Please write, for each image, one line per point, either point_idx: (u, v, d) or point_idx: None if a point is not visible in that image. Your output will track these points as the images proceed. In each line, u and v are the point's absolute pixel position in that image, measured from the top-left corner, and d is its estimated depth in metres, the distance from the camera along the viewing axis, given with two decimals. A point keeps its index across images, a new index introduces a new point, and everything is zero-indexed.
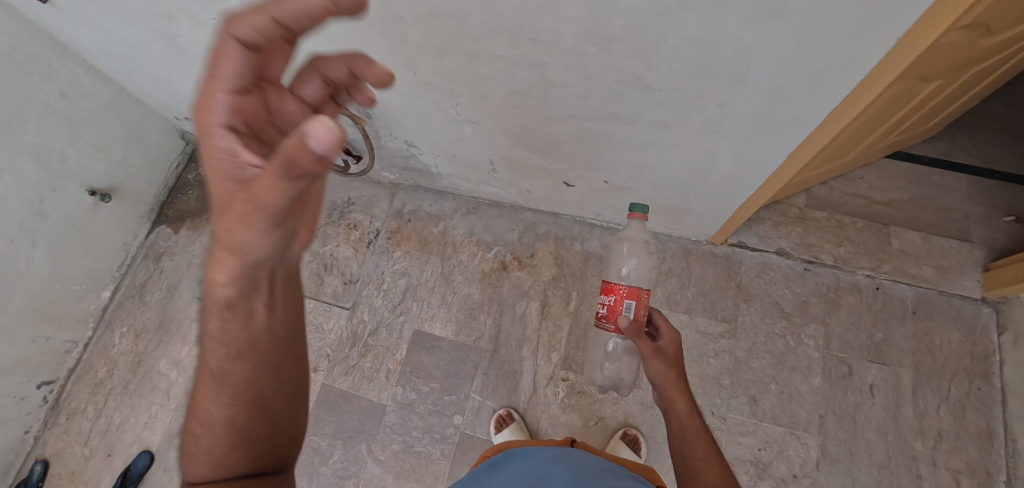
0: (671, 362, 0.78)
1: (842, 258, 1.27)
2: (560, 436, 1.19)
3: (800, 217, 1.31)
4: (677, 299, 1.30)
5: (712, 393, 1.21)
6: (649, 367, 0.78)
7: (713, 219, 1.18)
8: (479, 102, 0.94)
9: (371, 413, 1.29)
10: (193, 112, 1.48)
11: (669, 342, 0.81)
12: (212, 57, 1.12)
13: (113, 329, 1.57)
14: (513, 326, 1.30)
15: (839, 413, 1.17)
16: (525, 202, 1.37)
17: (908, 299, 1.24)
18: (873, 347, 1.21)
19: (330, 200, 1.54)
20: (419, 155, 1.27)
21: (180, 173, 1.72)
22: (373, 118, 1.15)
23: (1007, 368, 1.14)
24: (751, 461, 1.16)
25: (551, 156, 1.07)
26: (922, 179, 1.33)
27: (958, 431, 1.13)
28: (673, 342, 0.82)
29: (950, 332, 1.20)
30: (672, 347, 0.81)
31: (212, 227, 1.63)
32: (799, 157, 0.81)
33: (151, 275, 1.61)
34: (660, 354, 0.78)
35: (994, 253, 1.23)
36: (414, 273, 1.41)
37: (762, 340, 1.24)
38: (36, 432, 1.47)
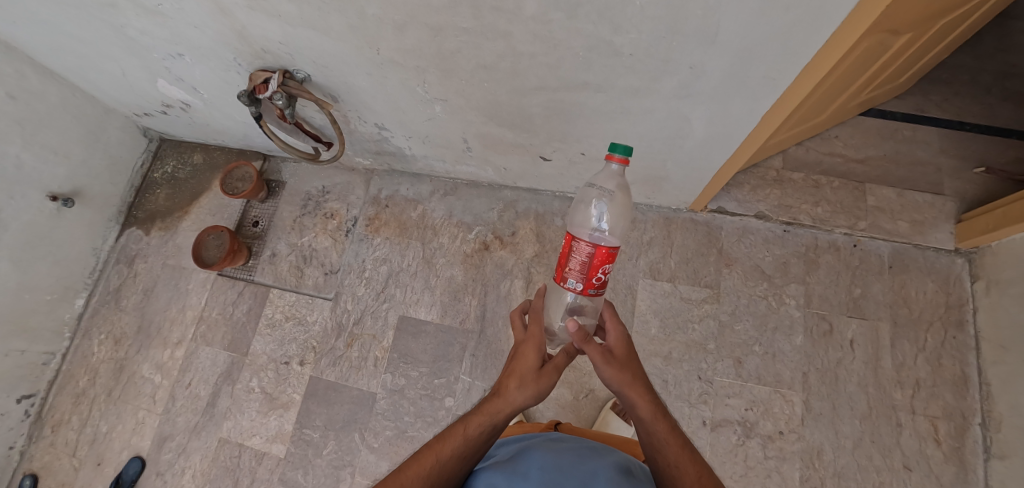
0: (623, 364, 0.64)
1: (820, 218, 1.28)
2: (551, 410, 1.21)
3: (778, 179, 1.31)
4: (660, 268, 1.31)
5: (698, 358, 1.23)
6: (601, 373, 0.64)
7: (691, 186, 1.17)
8: (446, 78, 0.91)
9: (362, 401, 1.28)
10: (153, 107, 1.41)
11: (617, 339, 0.67)
12: (165, 47, 1.06)
13: (91, 337, 1.52)
14: (498, 305, 1.30)
15: (822, 369, 1.20)
16: (502, 180, 1.35)
17: (884, 254, 1.26)
18: (852, 303, 1.24)
19: (304, 190, 1.50)
20: (391, 138, 1.24)
21: (145, 172, 1.65)
22: (340, 101, 1.11)
23: (980, 315, 1.18)
24: (739, 421, 1.18)
25: (525, 131, 1.05)
26: (895, 135, 1.35)
27: (935, 378, 1.17)
28: (621, 338, 0.67)
29: (925, 284, 1.23)
30: (621, 342, 0.67)
31: (184, 226, 1.58)
32: (772, 118, 0.81)
33: (125, 279, 1.56)
34: (609, 357, 0.64)
35: (965, 205, 1.26)
36: (395, 259, 1.39)
37: (745, 302, 1.26)
38: (21, 447, 1.44)
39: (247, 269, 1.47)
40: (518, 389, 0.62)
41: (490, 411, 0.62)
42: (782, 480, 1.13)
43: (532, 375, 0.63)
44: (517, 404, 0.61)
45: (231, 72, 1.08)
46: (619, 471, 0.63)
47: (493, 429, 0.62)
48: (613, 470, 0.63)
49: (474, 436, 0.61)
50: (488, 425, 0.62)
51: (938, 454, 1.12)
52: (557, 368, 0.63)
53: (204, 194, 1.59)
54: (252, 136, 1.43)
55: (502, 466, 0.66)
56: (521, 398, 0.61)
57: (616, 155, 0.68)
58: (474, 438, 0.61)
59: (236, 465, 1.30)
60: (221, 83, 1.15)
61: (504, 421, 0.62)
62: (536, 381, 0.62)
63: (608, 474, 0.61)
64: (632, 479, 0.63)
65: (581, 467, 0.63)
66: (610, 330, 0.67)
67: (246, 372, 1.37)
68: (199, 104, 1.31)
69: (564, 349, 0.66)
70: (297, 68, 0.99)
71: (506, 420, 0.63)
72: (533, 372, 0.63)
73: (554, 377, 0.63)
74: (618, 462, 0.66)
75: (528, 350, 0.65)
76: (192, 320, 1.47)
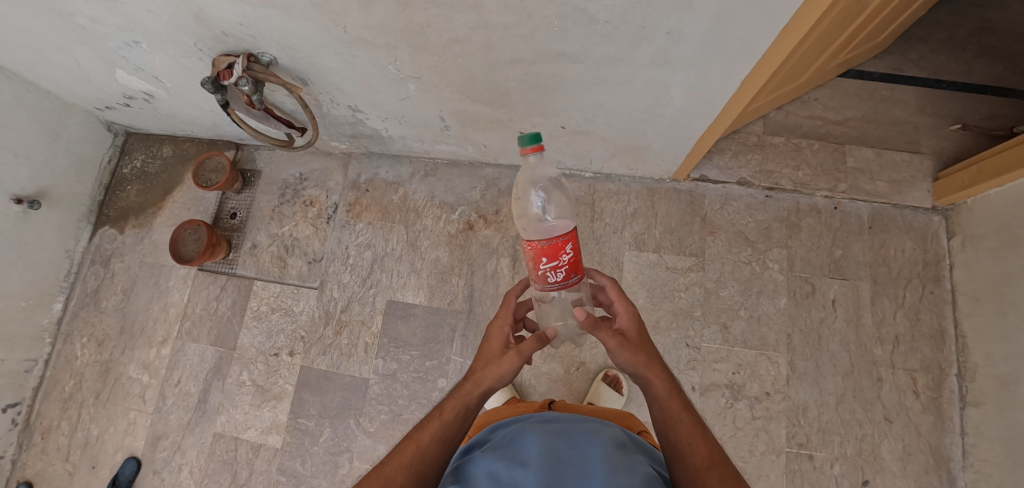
0: (638, 345, 0.66)
1: (801, 182, 1.29)
2: (543, 385, 1.23)
3: (759, 145, 1.31)
4: (645, 239, 1.31)
5: (686, 326, 1.25)
6: (617, 357, 0.66)
7: (673, 155, 1.17)
8: (418, 55, 0.87)
9: (355, 388, 1.28)
10: (114, 100, 1.34)
11: (629, 321, 0.69)
12: (119, 36, 0.99)
13: (73, 341, 1.48)
14: (485, 285, 1.30)
15: (805, 329, 1.23)
16: (483, 158, 1.33)
17: (864, 215, 1.28)
18: (834, 264, 1.26)
19: (280, 178, 1.46)
20: (366, 120, 1.20)
21: (114, 168, 1.59)
22: (310, 84, 1.06)
23: (956, 270, 1.21)
24: (727, 384, 1.21)
25: (503, 106, 1.02)
26: (873, 95, 1.35)
27: (914, 333, 1.21)
28: (633, 318, 0.70)
29: (904, 242, 1.26)
30: (635, 324, 0.69)
31: (159, 222, 1.53)
32: (753, 82, 0.79)
33: (103, 280, 1.52)
34: (626, 341, 0.66)
35: (942, 162, 1.28)
36: (379, 244, 1.37)
37: (729, 269, 1.28)
38: (11, 456, 1.42)
39: (228, 262, 1.44)
40: (486, 371, 0.65)
41: (465, 394, 0.64)
42: (770, 438, 1.17)
43: (498, 354, 0.67)
44: (486, 383, 0.64)
45: (192, 58, 1.02)
46: (619, 449, 0.61)
47: (467, 411, 0.64)
48: (614, 450, 0.60)
49: (450, 420, 0.63)
50: (462, 406, 0.64)
51: (917, 405, 1.17)
52: (522, 351, 0.65)
53: (177, 188, 1.55)
54: (222, 125, 1.38)
55: (497, 451, 0.62)
56: (492, 376, 0.64)
57: (526, 146, 0.59)
58: (450, 422, 0.63)
59: (233, 458, 1.30)
60: (184, 71, 1.09)
61: (476, 402, 0.64)
62: (501, 361, 0.65)
63: (609, 454, 0.58)
64: (631, 456, 0.61)
65: (581, 449, 0.60)
66: (622, 314, 0.70)
67: (236, 366, 1.36)
68: (163, 94, 1.25)
69: (533, 337, 0.66)
70: (262, 51, 0.93)
71: (477, 401, 0.65)
72: (497, 353, 0.67)
73: (523, 359, 0.65)
74: (617, 440, 0.64)
75: (494, 329, 0.70)
76: (176, 317, 1.44)
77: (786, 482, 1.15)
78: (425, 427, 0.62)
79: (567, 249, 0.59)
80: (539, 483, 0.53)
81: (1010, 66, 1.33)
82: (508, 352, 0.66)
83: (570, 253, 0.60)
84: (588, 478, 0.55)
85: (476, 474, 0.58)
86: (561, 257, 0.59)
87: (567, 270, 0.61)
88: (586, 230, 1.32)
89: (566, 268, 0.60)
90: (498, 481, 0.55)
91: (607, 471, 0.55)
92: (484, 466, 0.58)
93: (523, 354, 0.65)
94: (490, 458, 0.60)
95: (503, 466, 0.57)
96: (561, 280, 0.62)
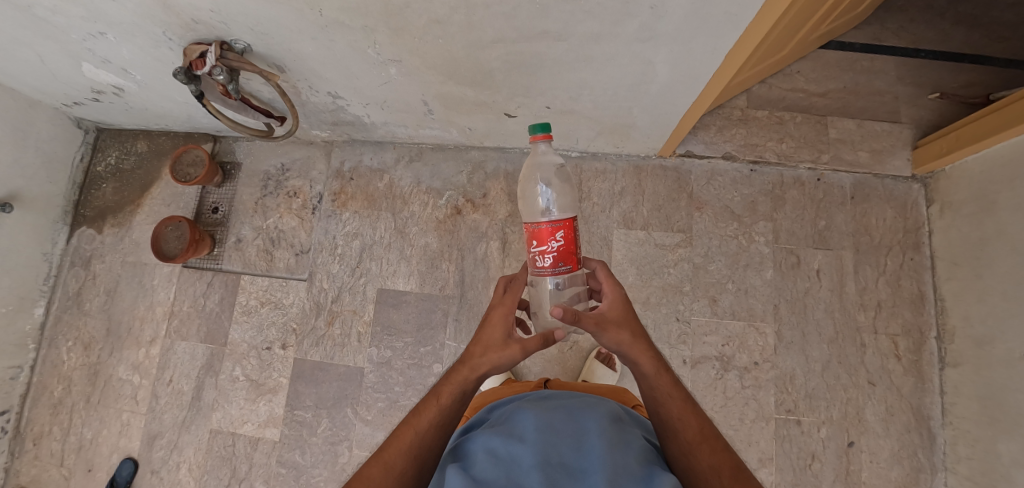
0: (622, 323, 0.66)
1: (785, 154, 1.30)
2: (538, 365, 1.24)
3: (743, 119, 1.32)
4: (633, 217, 1.32)
5: (676, 301, 1.27)
6: (601, 339, 0.66)
7: (659, 131, 1.17)
8: (398, 37, 0.85)
9: (350, 377, 1.29)
10: (82, 95, 1.29)
11: (614, 302, 0.70)
12: (83, 27, 0.94)
13: (58, 346, 1.45)
14: (476, 269, 1.30)
15: (791, 300, 1.26)
16: (468, 141, 1.31)
17: (846, 185, 1.30)
18: (818, 235, 1.28)
19: (261, 170, 1.43)
20: (347, 106, 1.18)
21: (87, 166, 1.54)
22: (287, 72, 1.03)
23: (935, 237, 1.24)
24: (717, 356, 1.24)
25: (486, 88, 1.01)
26: (854, 66, 1.36)
27: (895, 299, 1.24)
28: (618, 299, 0.70)
29: (885, 211, 1.28)
30: (623, 304, 0.70)
31: (139, 220, 1.50)
32: (736, 55, 0.79)
33: (84, 282, 1.48)
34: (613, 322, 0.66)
35: (921, 131, 1.30)
36: (366, 232, 1.36)
37: (716, 243, 1.29)
38: (4, 464, 1.40)
39: (213, 257, 1.41)
40: (485, 358, 0.65)
41: (463, 380, 0.65)
42: (759, 406, 1.21)
43: (499, 344, 0.66)
44: (483, 370, 0.65)
45: (162, 49, 0.98)
46: (614, 424, 0.62)
47: (464, 397, 0.65)
48: (609, 424, 0.61)
49: (447, 405, 0.63)
50: (458, 391, 0.64)
51: (899, 368, 1.21)
52: (523, 345, 0.66)
53: (155, 184, 1.51)
54: (197, 117, 1.34)
55: (495, 429, 0.61)
56: (490, 365, 0.65)
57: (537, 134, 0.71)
58: (448, 407, 0.63)
59: (232, 453, 1.30)
60: (154, 62, 1.05)
61: (473, 387, 0.65)
62: (500, 351, 0.66)
63: (604, 428, 0.59)
64: (626, 430, 0.62)
65: (577, 425, 0.60)
66: (607, 294, 0.71)
67: (228, 361, 1.35)
68: (133, 87, 1.21)
69: (539, 335, 0.66)
70: (234, 38, 0.89)
71: (474, 386, 0.65)
72: (498, 341, 0.66)
73: (523, 354, 0.66)
74: (612, 414, 0.64)
75: (499, 316, 0.68)
76: (163, 316, 1.42)
77: (776, 446, 1.19)
78: (423, 411, 0.63)
79: (556, 236, 0.64)
80: (538, 458, 0.52)
81: (986, 33, 1.35)
82: (509, 344, 0.66)
83: (561, 240, 0.64)
84: (587, 452, 0.55)
85: (475, 451, 0.57)
86: (549, 242, 0.64)
87: (556, 258, 0.65)
88: None
89: (554, 255, 0.64)
90: (497, 457, 0.54)
91: (605, 445, 0.55)
92: (483, 443, 0.58)
93: (520, 348, 0.66)
94: (488, 435, 0.59)
95: (502, 442, 0.56)
96: (550, 266, 0.66)
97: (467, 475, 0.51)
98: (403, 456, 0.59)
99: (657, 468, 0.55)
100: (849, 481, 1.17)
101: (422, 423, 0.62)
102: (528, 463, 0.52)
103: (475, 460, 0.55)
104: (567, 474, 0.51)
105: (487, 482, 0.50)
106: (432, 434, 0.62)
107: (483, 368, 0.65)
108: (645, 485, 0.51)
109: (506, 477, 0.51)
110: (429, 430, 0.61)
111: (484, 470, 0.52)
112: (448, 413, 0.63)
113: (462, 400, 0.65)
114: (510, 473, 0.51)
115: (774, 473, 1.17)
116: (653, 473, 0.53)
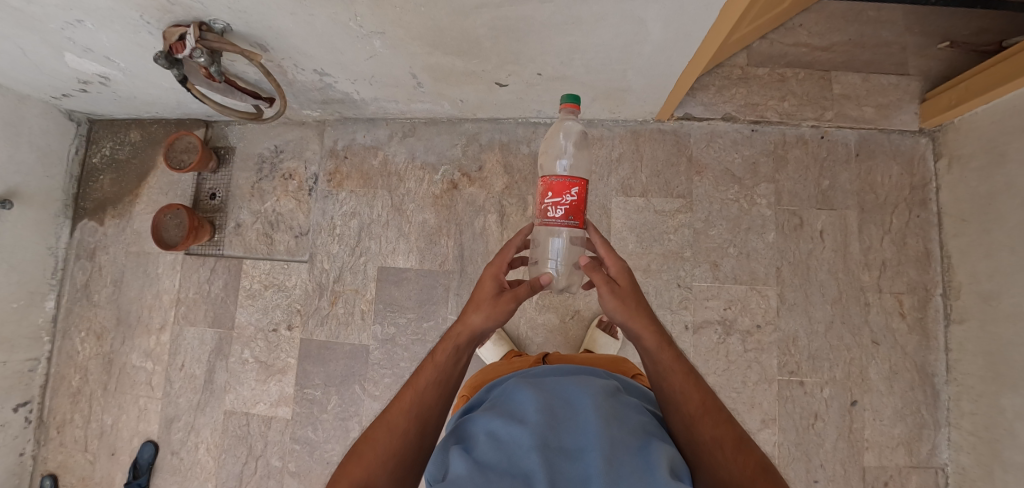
0: (626, 292, 0.69)
1: (787, 113, 1.26)
2: (540, 336, 1.26)
3: (743, 78, 1.27)
4: (633, 184, 1.29)
5: (677, 267, 1.26)
6: (605, 303, 0.70)
7: (656, 95, 1.14)
8: (378, 8, 0.81)
9: (356, 355, 1.31)
10: (69, 87, 1.26)
11: (619, 271, 0.72)
12: (59, 15, 0.91)
13: (71, 336, 1.48)
14: (474, 243, 1.30)
15: (794, 261, 1.24)
16: (462, 114, 1.29)
17: (851, 142, 1.27)
18: (822, 195, 1.26)
19: (255, 152, 1.42)
20: (335, 83, 1.15)
21: (82, 159, 1.52)
22: (270, 50, 0.99)
23: (942, 192, 1.22)
24: (719, 320, 1.24)
25: (475, 57, 0.97)
26: (860, 16, 1.30)
27: (901, 258, 1.23)
28: (621, 270, 0.72)
29: (891, 167, 1.25)
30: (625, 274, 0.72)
31: (138, 210, 1.50)
32: (732, 9, 0.75)
33: (91, 274, 1.49)
34: (613, 287, 0.69)
35: (930, 83, 1.26)
36: (363, 211, 1.35)
37: (717, 208, 1.27)
38: (32, 452, 1.45)
39: (215, 244, 1.42)
40: (477, 313, 0.68)
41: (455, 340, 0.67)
42: (762, 369, 1.21)
43: (488, 297, 0.70)
44: (473, 324, 0.68)
45: (142, 34, 0.94)
46: (610, 398, 0.61)
47: (459, 352, 0.67)
48: (606, 397, 0.61)
49: (442, 362, 0.65)
50: (452, 347, 0.67)
51: (903, 326, 1.21)
52: (514, 296, 0.69)
53: (151, 173, 1.50)
54: (187, 103, 1.32)
55: (494, 409, 0.60)
56: (479, 318, 0.68)
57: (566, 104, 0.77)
58: (443, 364, 0.65)
59: (247, 433, 1.34)
60: (135, 48, 1.01)
61: (466, 344, 0.68)
62: (493, 305, 0.69)
63: (600, 404, 0.58)
64: (622, 404, 0.62)
65: (574, 401, 0.59)
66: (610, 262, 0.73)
67: (237, 345, 1.37)
68: (120, 75, 1.18)
69: (528, 283, 0.69)
70: (212, 18, 0.85)
71: (468, 342, 0.68)
72: (491, 297, 0.70)
73: (511, 305, 0.68)
74: (608, 389, 0.63)
75: (491, 265, 0.74)
76: (170, 303, 1.44)
77: (779, 407, 1.20)
78: (420, 370, 0.65)
79: (568, 187, 0.67)
80: (537, 438, 0.51)
81: None
82: (502, 296, 0.69)
83: (574, 194, 0.68)
84: (583, 429, 0.54)
85: (474, 432, 0.56)
86: (565, 194, 0.67)
87: (567, 210, 0.68)
88: None
89: (567, 207, 0.68)
90: (497, 438, 0.53)
91: (602, 421, 0.55)
92: (482, 424, 0.57)
93: (511, 303, 0.69)
94: (486, 416, 0.58)
95: (501, 423, 0.55)
96: (560, 218, 0.68)
97: (466, 459, 0.50)
98: (403, 414, 0.60)
99: (656, 443, 0.55)
100: (852, 438, 1.18)
101: (420, 382, 0.64)
102: (526, 444, 0.51)
103: (476, 442, 0.54)
104: (566, 454, 0.51)
105: (487, 466, 0.49)
106: (429, 390, 0.63)
107: (473, 325, 0.68)
108: (642, 461, 0.51)
109: (505, 460, 0.50)
110: (426, 386, 0.63)
111: (484, 452, 0.51)
112: (443, 372, 0.65)
113: (457, 360, 0.66)
114: (510, 456, 0.50)
115: (777, 433, 1.19)
116: (651, 449, 0.53)
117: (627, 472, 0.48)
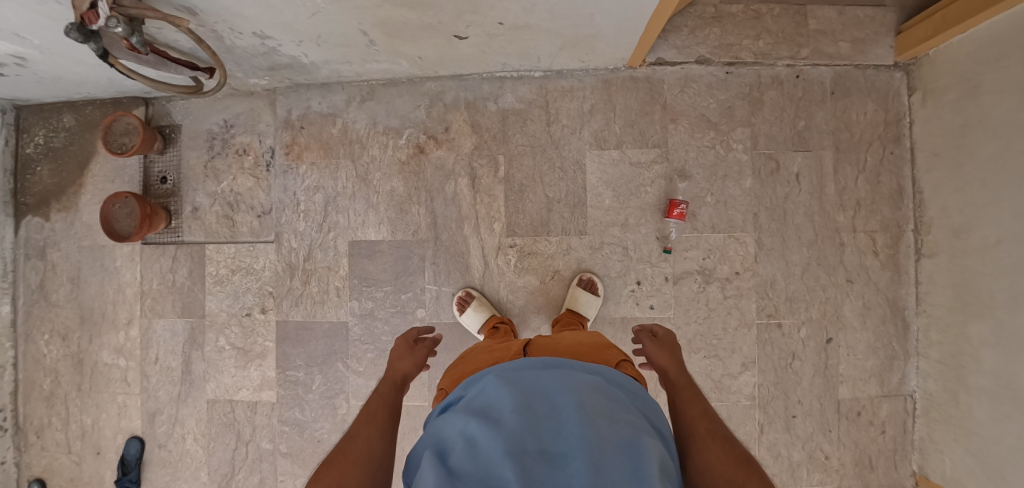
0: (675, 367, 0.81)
1: (762, 52, 1.22)
2: (520, 298, 1.25)
3: (716, 17, 1.21)
4: (606, 136, 1.25)
5: (655, 220, 1.24)
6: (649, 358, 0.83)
7: (627, 39, 1.08)
8: None
9: (336, 333, 1.28)
10: None
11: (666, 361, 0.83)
12: None
13: (35, 340, 1.41)
14: (447, 208, 1.26)
15: (771, 206, 1.24)
16: (422, 72, 1.21)
17: (826, 81, 1.23)
18: (797, 137, 1.24)
19: (204, 129, 1.32)
20: (279, 46, 1.05)
21: (14, 150, 1.40)
22: (199, 14, 0.89)
23: (915, 127, 1.21)
24: (699, 270, 1.24)
25: (429, 8, 0.89)
26: None
27: (874, 196, 1.23)
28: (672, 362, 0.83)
29: (866, 105, 1.23)
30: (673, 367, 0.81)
31: (85, 201, 1.40)
32: None
33: (45, 273, 1.40)
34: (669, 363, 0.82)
35: (905, 13, 1.22)
36: (328, 184, 1.28)
37: (693, 156, 1.24)
38: (13, 459, 1.41)
39: (172, 231, 1.34)
40: (400, 362, 0.84)
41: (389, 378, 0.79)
42: (741, 314, 1.23)
43: (400, 356, 0.86)
44: (396, 369, 0.81)
45: (48, 4, 0.83)
46: (596, 397, 0.58)
47: (391, 387, 0.76)
48: (589, 396, 0.58)
49: (383, 392, 0.74)
50: (389, 383, 0.77)
51: (876, 263, 1.23)
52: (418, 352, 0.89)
53: (93, 159, 1.39)
54: (119, 79, 1.21)
55: (471, 412, 0.57)
56: (401, 367, 0.83)
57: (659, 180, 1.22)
58: (383, 392, 0.73)
59: (233, 419, 1.32)
60: (46, 21, 0.90)
61: (396, 384, 0.78)
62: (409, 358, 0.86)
63: (584, 404, 0.55)
64: (608, 402, 0.59)
65: (555, 402, 0.56)
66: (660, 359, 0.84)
67: (211, 333, 1.33)
68: (35, 54, 1.05)
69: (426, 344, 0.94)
70: None
71: (398, 383, 0.79)
72: (404, 354, 0.87)
73: (417, 358, 0.87)
74: (593, 388, 0.60)
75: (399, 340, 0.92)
76: (134, 297, 1.37)
77: (759, 351, 1.22)
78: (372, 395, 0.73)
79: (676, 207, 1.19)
80: (514, 445, 0.48)
81: None
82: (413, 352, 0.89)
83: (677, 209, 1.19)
84: (566, 433, 0.51)
85: (450, 440, 0.53)
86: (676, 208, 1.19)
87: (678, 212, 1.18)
88: (543, 136, 1.25)
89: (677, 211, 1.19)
90: (473, 446, 0.50)
91: (585, 422, 0.52)
92: (458, 431, 0.53)
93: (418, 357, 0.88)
94: (464, 421, 0.55)
95: (478, 429, 0.52)
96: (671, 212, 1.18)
97: (439, 469, 0.47)
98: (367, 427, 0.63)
99: (645, 443, 0.52)
100: (828, 374, 1.22)
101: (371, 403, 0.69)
102: (502, 450, 0.47)
103: (451, 450, 0.51)
104: (547, 460, 0.48)
105: (461, 477, 0.46)
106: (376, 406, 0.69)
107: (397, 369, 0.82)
108: (629, 464, 0.48)
109: (480, 470, 0.46)
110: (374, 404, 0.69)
111: (458, 461, 0.48)
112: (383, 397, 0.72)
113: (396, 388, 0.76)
114: (486, 464, 0.47)
115: (757, 375, 1.22)
116: (639, 449, 0.50)
117: (613, 475, 0.45)
